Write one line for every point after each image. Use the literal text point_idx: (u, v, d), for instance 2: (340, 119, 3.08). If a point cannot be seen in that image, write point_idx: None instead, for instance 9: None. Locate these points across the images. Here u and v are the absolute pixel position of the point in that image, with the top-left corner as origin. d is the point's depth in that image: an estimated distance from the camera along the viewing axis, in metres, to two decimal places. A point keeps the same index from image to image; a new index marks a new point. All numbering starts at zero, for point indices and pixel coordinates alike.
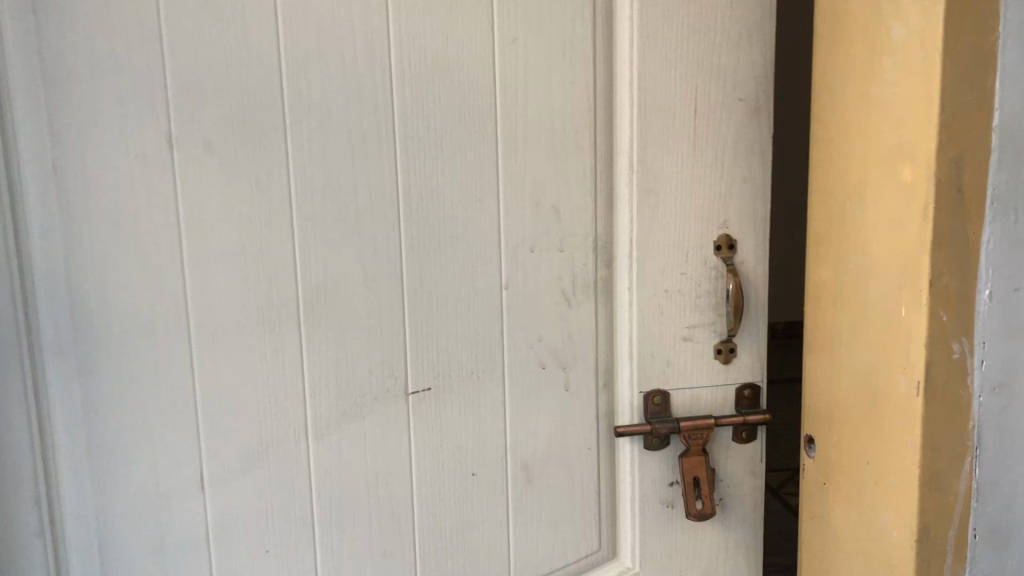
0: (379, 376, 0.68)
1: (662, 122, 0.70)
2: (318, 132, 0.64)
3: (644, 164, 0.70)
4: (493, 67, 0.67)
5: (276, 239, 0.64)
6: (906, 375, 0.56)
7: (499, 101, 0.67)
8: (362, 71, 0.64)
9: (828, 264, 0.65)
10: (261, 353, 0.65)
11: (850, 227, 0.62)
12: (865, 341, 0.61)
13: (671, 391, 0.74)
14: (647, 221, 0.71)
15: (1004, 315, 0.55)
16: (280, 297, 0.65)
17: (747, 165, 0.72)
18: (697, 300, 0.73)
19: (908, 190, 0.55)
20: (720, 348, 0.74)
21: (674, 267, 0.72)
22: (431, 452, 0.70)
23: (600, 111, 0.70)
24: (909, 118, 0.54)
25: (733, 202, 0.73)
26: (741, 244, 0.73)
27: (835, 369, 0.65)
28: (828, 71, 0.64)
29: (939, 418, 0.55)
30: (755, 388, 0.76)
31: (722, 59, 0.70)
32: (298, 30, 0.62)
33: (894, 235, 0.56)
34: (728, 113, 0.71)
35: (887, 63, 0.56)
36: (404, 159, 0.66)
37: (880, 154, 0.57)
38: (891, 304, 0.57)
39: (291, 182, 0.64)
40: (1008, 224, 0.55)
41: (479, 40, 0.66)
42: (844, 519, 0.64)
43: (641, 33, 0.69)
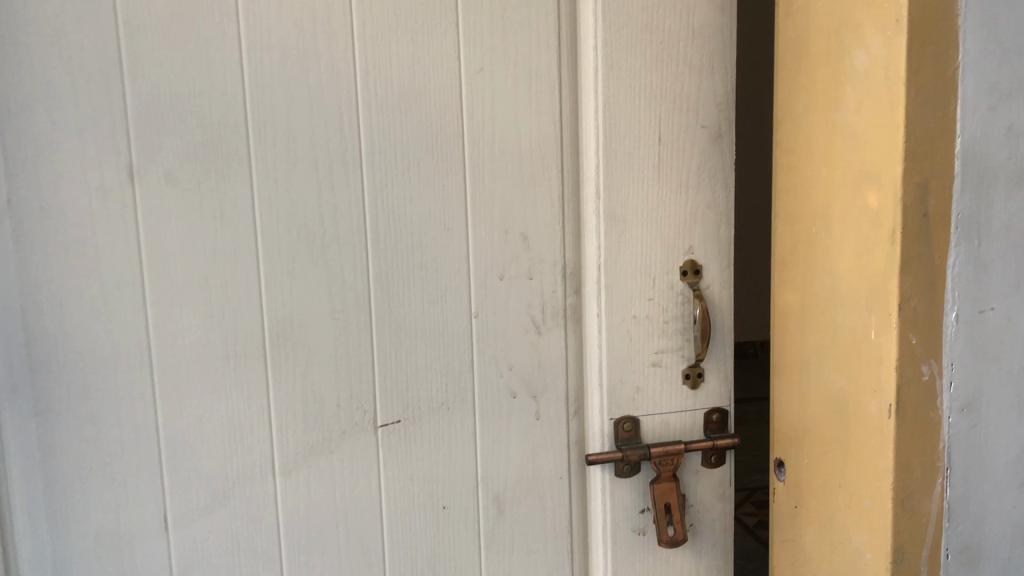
0: (347, 408, 0.67)
1: (627, 150, 0.70)
2: (284, 162, 0.63)
3: (611, 190, 0.70)
4: (460, 95, 0.67)
5: (241, 271, 0.63)
6: (877, 398, 0.56)
7: (466, 129, 0.67)
8: (327, 101, 0.63)
9: (796, 288, 0.66)
10: (227, 389, 0.64)
11: (817, 251, 0.62)
12: (834, 364, 0.61)
13: (641, 417, 0.74)
14: (614, 248, 0.71)
15: (970, 337, 0.56)
16: (246, 331, 0.64)
17: (711, 191, 0.73)
18: (665, 325, 0.73)
19: (875, 215, 0.55)
20: (688, 373, 0.74)
21: (641, 293, 0.72)
22: (402, 486, 0.69)
23: (566, 138, 0.70)
24: (874, 144, 0.55)
25: (698, 228, 0.73)
26: (707, 269, 0.74)
27: (805, 392, 0.65)
28: (793, 98, 0.64)
29: (910, 440, 0.55)
30: (723, 413, 0.76)
31: (685, 87, 0.71)
32: (263, 59, 0.62)
33: (862, 259, 0.57)
34: (692, 140, 0.72)
35: (852, 89, 0.57)
36: (373, 189, 0.65)
37: (847, 179, 0.58)
38: (861, 327, 0.58)
39: (256, 213, 0.63)
40: (971, 248, 0.56)
41: (446, 69, 0.66)
42: (817, 541, 0.65)
43: (606, 62, 0.69)
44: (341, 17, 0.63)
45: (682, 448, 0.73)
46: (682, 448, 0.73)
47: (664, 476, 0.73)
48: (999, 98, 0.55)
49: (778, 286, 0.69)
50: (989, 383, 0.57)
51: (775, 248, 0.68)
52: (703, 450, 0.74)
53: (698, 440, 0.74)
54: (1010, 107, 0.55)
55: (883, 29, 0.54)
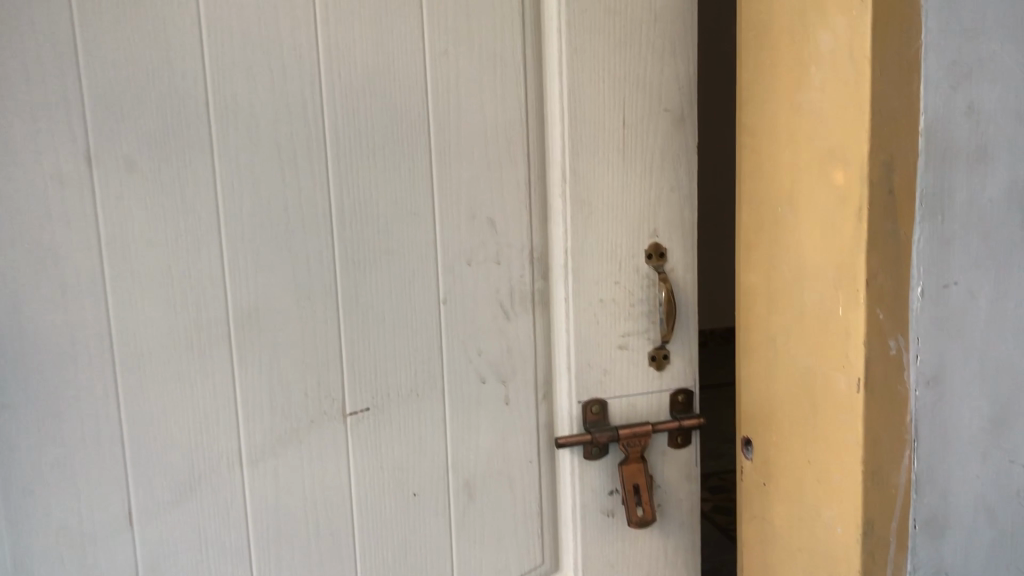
0: (315, 397, 0.66)
1: (592, 134, 0.70)
2: (247, 146, 0.62)
3: (577, 174, 0.71)
4: (425, 79, 0.66)
5: (204, 259, 0.61)
6: (845, 373, 0.57)
7: (432, 113, 0.66)
8: (290, 84, 0.62)
9: (761, 269, 0.67)
10: (192, 380, 0.62)
11: (782, 232, 0.63)
12: (801, 342, 0.62)
13: (609, 400, 0.74)
14: (581, 233, 0.71)
15: (935, 311, 0.58)
16: (210, 319, 0.62)
17: (675, 174, 0.74)
18: (631, 308, 0.74)
19: (840, 194, 0.56)
20: (654, 355, 0.75)
21: (608, 278, 0.73)
22: (372, 475, 0.68)
23: (531, 122, 0.70)
24: (840, 123, 0.56)
25: (662, 211, 0.74)
26: (671, 252, 0.74)
27: (772, 371, 0.66)
28: (756, 80, 0.65)
29: (878, 413, 0.57)
30: (688, 393, 0.77)
31: (648, 71, 0.71)
32: (224, 41, 0.60)
33: (828, 238, 0.58)
34: (656, 124, 0.72)
35: (816, 70, 0.58)
36: (338, 174, 0.64)
37: (811, 160, 0.59)
38: (828, 305, 0.59)
39: (219, 199, 0.61)
40: (935, 225, 0.57)
41: (411, 52, 0.65)
42: (786, 518, 0.66)
43: (570, 45, 0.69)
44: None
45: (650, 428, 0.74)
46: (650, 429, 0.74)
47: (631, 460, 0.73)
48: (959, 77, 0.56)
49: (742, 268, 0.69)
50: (953, 357, 0.59)
51: (739, 230, 0.69)
52: (670, 430, 0.75)
53: (665, 421, 0.75)
54: (970, 86, 0.57)
55: (847, 10, 0.54)
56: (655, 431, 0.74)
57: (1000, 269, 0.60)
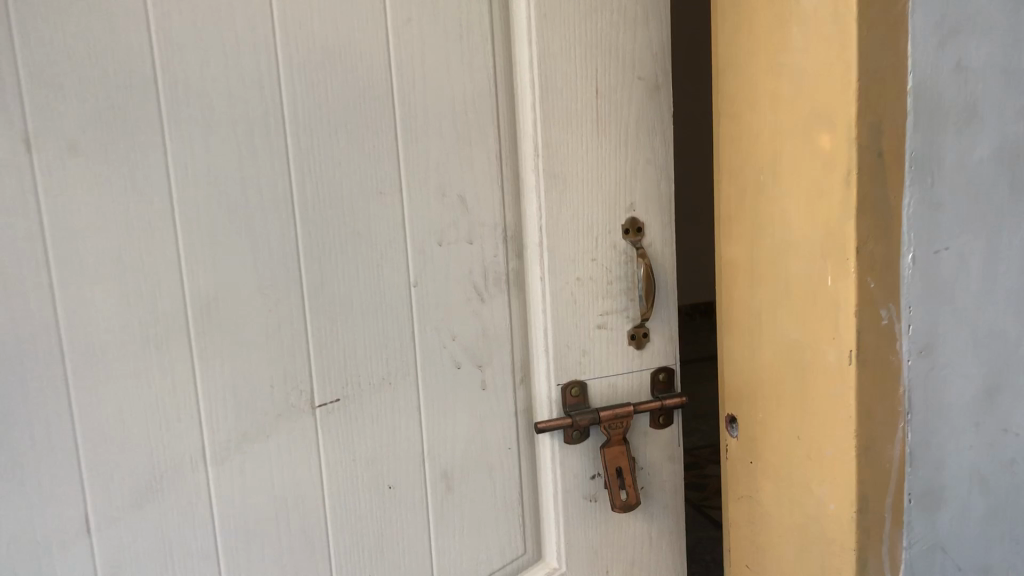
0: (282, 390, 0.62)
1: (564, 104, 0.68)
2: (200, 125, 0.58)
3: (550, 147, 0.68)
4: (388, 50, 0.63)
5: (157, 245, 0.58)
6: (836, 346, 0.55)
7: (397, 86, 0.63)
8: (245, 58, 0.58)
9: (742, 241, 0.65)
10: (149, 375, 0.58)
11: (763, 201, 0.61)
12: (787, 314, 0.60)
13: (589, 381, 0.72)
14: (555, 208, 0.69)
15: (926, 278, 0.56)
16: (167, 310, 0.58)
17: (650, 145, 0.72)
18: (609, 286, 0.72)
19: (828, 159, 0.54)
20: (634, 333, 0.73)
21: (585, 254, 0.70)
22: (345, 469, 0.65)
23: (501, 93, 0.67)
24: (825, 84, 0.53)
25: (638, 184, 0.72)
26: (648, 227, 0.72)
27: (756, 346, 0.64)
28: (733, 43, 0.63)
29: (870, 386, 0.55)
30: (669, 371, 0.75)
31: (620, 38, 0.69)
32: (171, 12, 0.56)
33: (814, 206, 0.56)
34: (630, 93, 0.70)
35: (797, 30, 0.56)
36: (299, 152, 0.61)
37: (795, 124, 0.57)
38: (816, 275, 0.57)
39: (172, 182, 0.58)
40: (925, 188, 0.55)
41: (372, 22, 0.62)
42: (776, 496, 0.64)
43: (539, 12, 0.66)
44: None
45: (631, 409, 0.71)
46: (631, 410, 0.71)
47: (609, 442, 0.71)
48: (947, 32, 0.54)
49: (722, 240, 0.67)
50: (945, 325, 0.57)
51: (719, 200, 0.67)
52: (652, 411, 0.72)
53: (647, 402, 0.73)
54: (957, 42, 0.55)
55: None
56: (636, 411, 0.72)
57: (989, 233, 0.58)
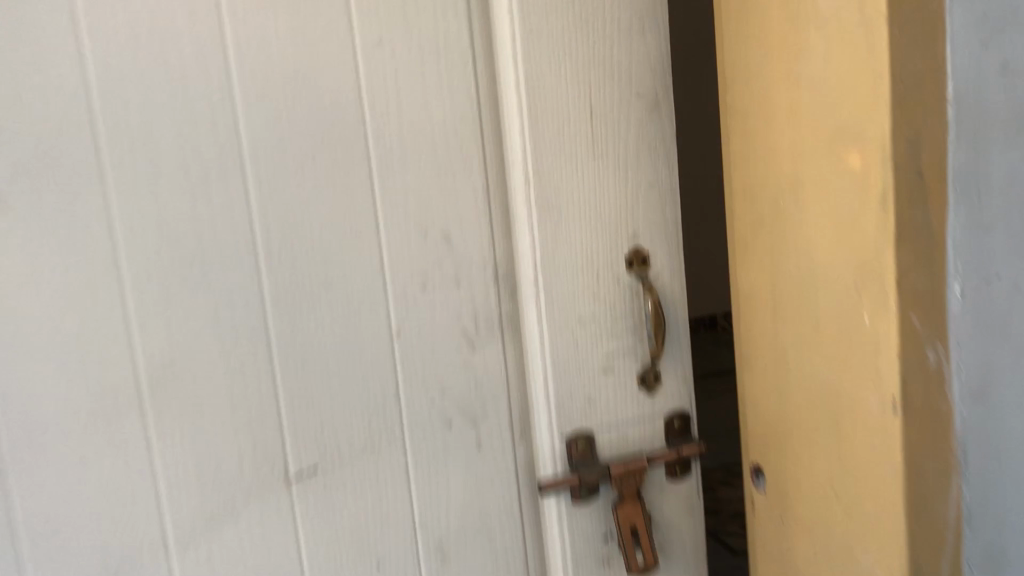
0: (252, 464, 0.55)
1: (556, 128, 0.61)
2: (145, 169, 0.52)
3: (542, 175, 0.61)
4: (356, 76, 0.56)
5: (102, 308, 0.51)
6: (877, 391, 0.49)
7: (368, 115, 0.56)
8: (194, 92, 0.52)
9: (762, 271, 0.58)
10: (98, 453, 0.52)
11: (783, 228, 0.55)
12: (817, 353, 0.54)
13: (596, 433, 0.65)
14: (551, 242, 0.62)
15: (978, 312, 0.46)
16: (115, 381, 0.52)
17: (653, 167, 0.64)
18: (614, 325, 0.65)
19: (858, 178, 0.48)
20: (643, 377, 0.66)
21: (585, 291, 0.63)
22: (326, 548, 0.58)
23: (485, 118, 0.60)
24: (852, 95, 0.48)
25: (641, 212, 0.64)
26: (654, 257, 0.65)
27: (783, 387, 0.58)
28: (741, 57, 0.57)
29: (920, 438, 0.48)
30: (684, 416, 0.67)
31: (614, 51, 0.62)
32: (107, 45, 0.50)
33: (844, 232, 0.50)
34: (628, 112, 0.63)
35: (817, 34, 0.49)
36: (259, 194, 0.54)
37: (819, 141, 0.51)
38: (849, 309, 0.50)
39: (117, 235, 0.51)
40: (975, 207, 0.45)
41: (338, 45, 0.55)
42: (812, 557, 0.57)
43: (524, 27, 0.59)
44: None
45: (647, 460, 0.65)
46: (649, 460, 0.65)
47: (625, 496, 0.64)
48: None
49: (738, 271, 0.61)
50: (1005, 368, 0.47)
51: (732, 228, 0.61)
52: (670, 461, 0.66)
53: (662, 450, 0.66)
54: None
55: None
56: (654, 461, 0.66)
57: None
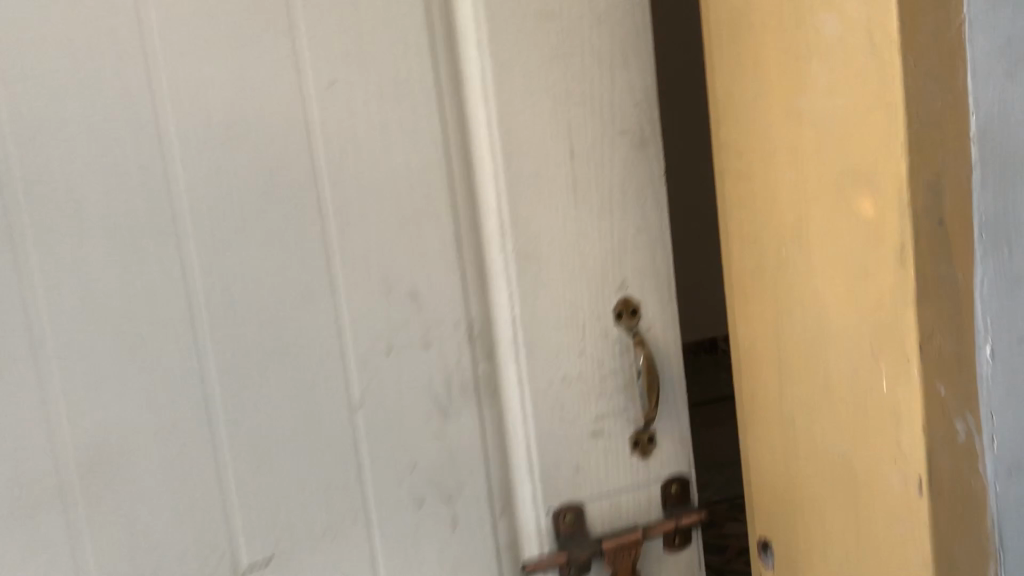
0: (197, 554, 0.51)
1: (533, 170, 0.55)
2: (70, 235, 0.47)
3: (519, 224, 0.55)
4: (308, 123, 0.50)
5: (23, 389, 0.47)
6: (897, 468, 0.43)
7: (322, 165, 0.51)
8: (124, 148, 0.47)
9: (763, 327, 0.52)
10: (23, 549, 0.47)
11: (788, 279, 0.49)
12: (828, 422, 0.47)
13: (586, 504, 0.59)
14: (530, 295, 0.56)
15: (1011, 379, 0.43)
16: (38, 470, 0.47)
17: (641, 210, 0.59)
18: (603, 384, 0.59)
19: (869, 228, 0.42)
20: (637, 440, 0.60)
21: (570, 348, 0.58)
22: None
23: (454, 162, 0.54)
24: (862, 134, 0.42)
25: (628, 259, 0.59)
26: (644, 307, 0.60)
27: (791, 457, 0.51)
28: (735, 89, 0.51)
29: (949, 524, 0.42)
30: (683, 481, 0.61)
31: (595, 86, 0.56)
32: (24, 100, 0.45)
33: (857, 287, 0.44)
34: (610, 151, 0.57)
35: (818, 65, 0.44)
36: (200, 257, 0.49)
37: (824, 184, 0.45)
38: (862, 375, 0.44)
39: (39, 309, 0.47)
40: (1004, 264, 0.42)
41: (286, 90, 0.50)
42: None
43: (495, 62, 0.54)
44: (129, 35, 0.47)
45: (643, 532, 0.59)
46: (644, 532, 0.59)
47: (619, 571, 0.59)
48: (1016, 58, 0.41)
49: (738, 325, 0.55)
50: None
51: (728, 278, 0.55)
52: (669, 531, 0.60)
53: (661, 519, 0.60)
54: None
55: None
56: (652, 533, 0.60)
57: None
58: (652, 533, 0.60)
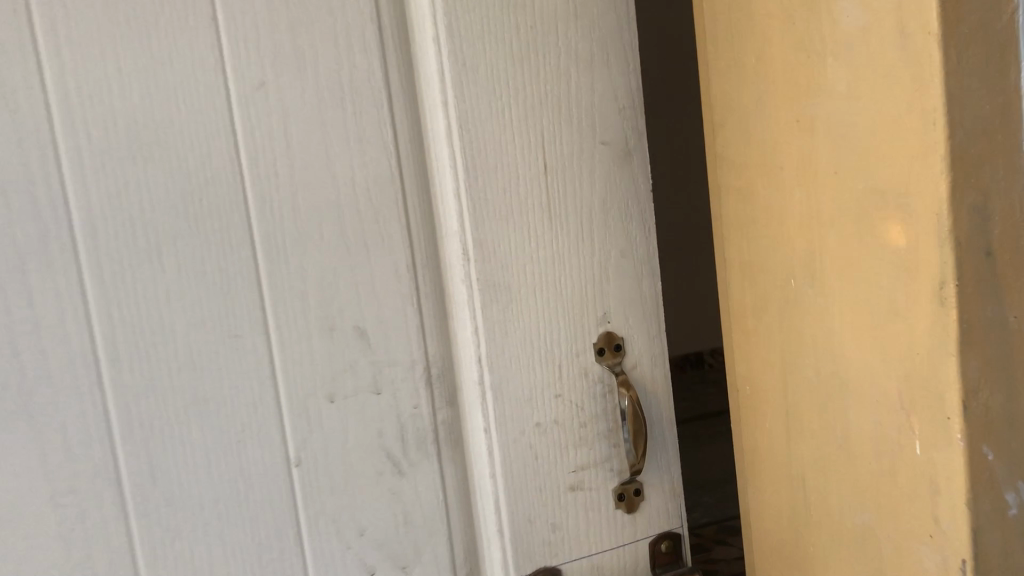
0: None
1: (501, 186, 0.48)
2: None
3: (485, 248, 0.48)
4: (233, 136, 0.44)
5: None
6: (934, 547, 0.36)
7: (250, 185, 0.44)
8: (9, 168, 0.41)
9: (765, 370, 0.45)
10: None
11: (798, 316, 0.42)
12: (844, 483, 0.40)
13: (562, 567, 0.52)
14: (498, 330, 0.49)
15: None
16: None
17: (625, 232, 0.52)
18: (583, 430, 0.52)
19: (894, 259, 0.35)
20: (622, 493, 0.53)
21: (545, 390, 0.50)
22: None
23: (409, 179, 0.47)
24: (888, 146, 0.35)
25: (611, 287, 0.52)
26: (628, 342, 0.53)
27: (801, 521, 0.44)
28: (732, 97, 0.45)
29: None
30: (674, 538, 0.54)
31: (571, 89, 0.50)
32: None
33: (885, 328, 0.37)
34: (590, 165, 0.50)
35: (831, 66, 0.37)
36: (102, 293, 0.43)
37: (841, 206, 0.38)
38: (890, 433, 0.37)
39: None
40: None
41: (205, 99, 0.43)
42: None
43: (456, 60, 0.47)
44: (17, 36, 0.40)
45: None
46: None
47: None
48: None
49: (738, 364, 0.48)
50: None
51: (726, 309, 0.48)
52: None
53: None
54: None
55: None
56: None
57: None
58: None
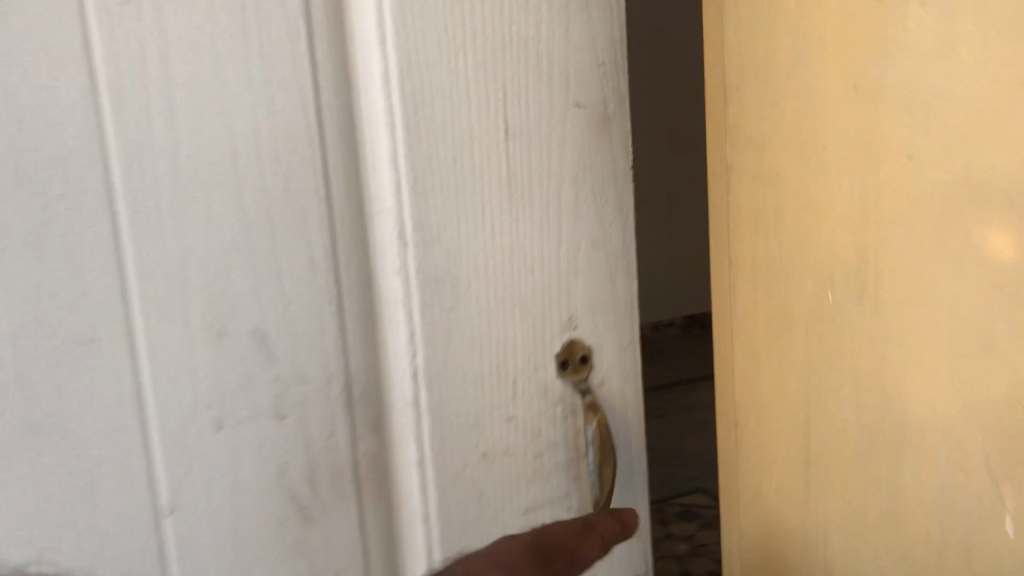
0: None
1: (451, 155, 0.38)
2: None
3: (428, 233, 0.38)
4: (89, 71, 0.32)
5: None
6: None
7: (114, 139, 0.32)
8: None
9: (766, 400, 0.36)
10: None
11: (833, 337, 0.33)
12: (884, 554, 0.32)
13: None
14: (442, 338, 0.39)
15: None
16: None
17: (599, 218, 0.42)
18: (538, 462, 0.42)
19: (993, 280, 0.26)
20: None
21: (495, 412, 0.41)
22: None
23: (331, 138, 0.36)
24: (999, 127, 0.25)
25: (581, 288, 0.42)
26: (597, 354, 0.43)
27: None
28: (753, 51, 0.35)
29: None
30: None
31: (541, 35, 0.39)
32: None
33: (971, 367, 0.27)
34: (561, 132, 0.40)
35: (918, 11, 0.27)
36: None
37: (917, 200, 0.28)
38: (968, 505, 0.28)
39: None
40: None
41: (48, 17, 0.31)
42: None
43: None
44: None
45: (574, 537, 0.38)
46: (575, 534, 0.38)
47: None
48: None
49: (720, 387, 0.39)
50: None
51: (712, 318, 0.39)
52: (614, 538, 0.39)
53: (603, 516, 0.39)
54: None
55: None
56: (589, 531, 0.38)
57: None
58: (591, 535, 0.38)
